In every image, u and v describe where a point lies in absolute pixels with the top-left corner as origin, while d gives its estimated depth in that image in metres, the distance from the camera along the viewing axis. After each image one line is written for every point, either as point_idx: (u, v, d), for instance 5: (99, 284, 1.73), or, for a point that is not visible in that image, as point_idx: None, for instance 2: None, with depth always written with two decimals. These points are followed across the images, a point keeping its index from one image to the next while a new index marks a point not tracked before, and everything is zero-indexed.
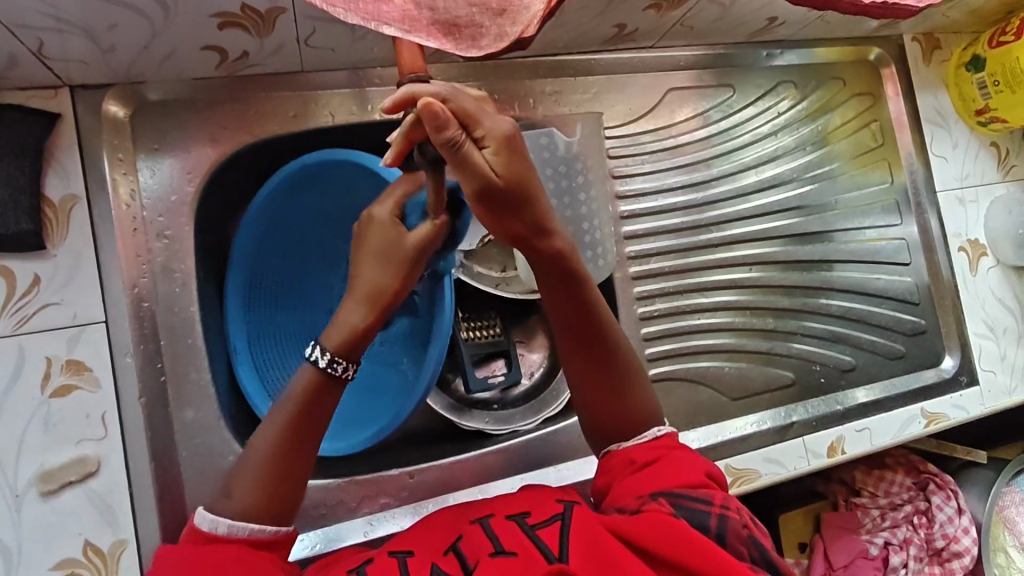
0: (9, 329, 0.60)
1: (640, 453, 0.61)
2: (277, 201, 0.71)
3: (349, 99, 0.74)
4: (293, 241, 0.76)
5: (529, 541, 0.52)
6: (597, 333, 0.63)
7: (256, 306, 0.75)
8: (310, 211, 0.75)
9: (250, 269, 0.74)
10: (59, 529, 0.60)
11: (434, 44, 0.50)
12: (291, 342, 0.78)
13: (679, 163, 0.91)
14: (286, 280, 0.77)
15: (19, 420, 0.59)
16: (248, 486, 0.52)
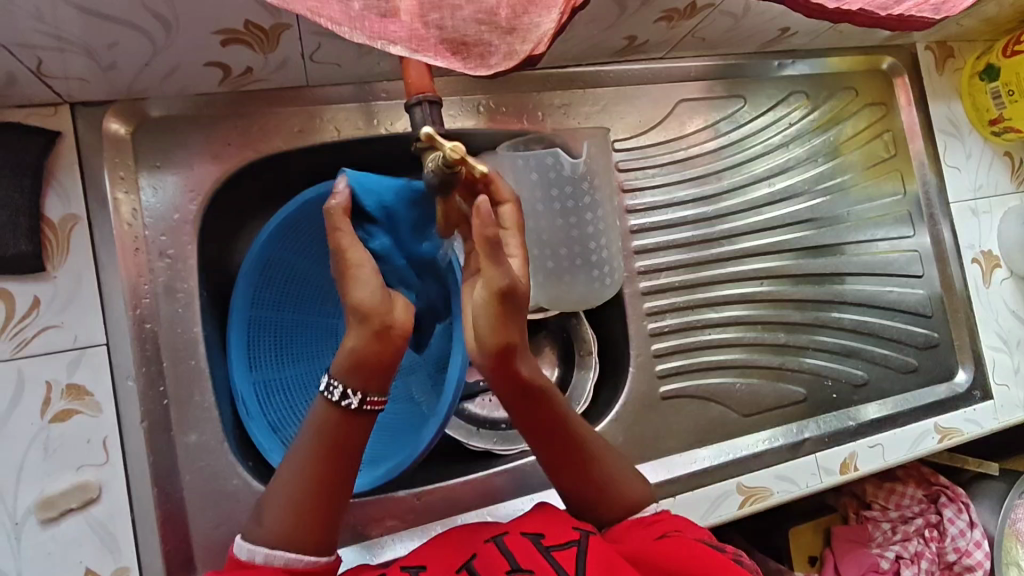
0: (9, 353, 0.58)
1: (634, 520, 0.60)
2: (276, 246, 0.70)
3: (354, 113, 0.73)
4: (291, 288, 0.75)
5: (544, 561, 0.52)
6: (569, 442, 0.60)
7: (260, 360, 0.73)
8: (304, 254, 0.74)
9: (251, 320, 0.71)
10: (59, 557, 0.58)
11: (443, 63, 0.49)
12: (301, 394, 0.76)
13: (689, 175, 0.90)
14: (288, 329, 0.76)
15: (19, 446, 0.58)
16: (279, 516, 0.51)
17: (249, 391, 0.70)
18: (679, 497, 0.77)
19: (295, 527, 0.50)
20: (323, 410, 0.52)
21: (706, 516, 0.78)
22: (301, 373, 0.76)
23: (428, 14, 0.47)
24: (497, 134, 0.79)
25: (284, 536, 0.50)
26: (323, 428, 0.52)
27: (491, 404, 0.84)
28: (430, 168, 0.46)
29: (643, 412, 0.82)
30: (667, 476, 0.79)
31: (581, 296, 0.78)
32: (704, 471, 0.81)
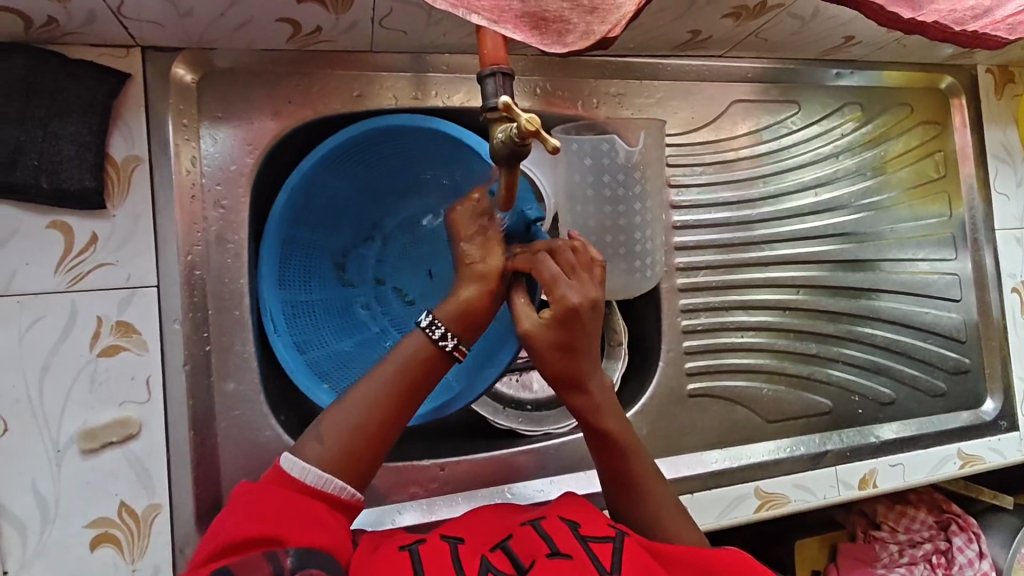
0: (63, 286, 0.60)
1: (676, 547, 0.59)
2: (327, 171, 0.72)
3: (414, 83, 0.74)
4: (326, 218, 0.76)
5: (582, 548, 0.53)
6: (627, 471, 0.62)
7: (288, 281, 0.72)
8: (345, 186, 0.75)
9: (286, 240, 0.71)
10: (96, 488, 0.60)
11: (520, 37, 0.49)
12: (325, 317, 0.76)
13: (735, 178, 0.90)
14: (317, 261, 0.76)
15: (67, 375, 0.60)
16: (342, 437, 0.54)
17: (278, 309, 0.70)
18: (697, 494, 0.78)
19: (347, 456, 0.54)
20: (417, 344, 0.57)
21: (721, 516, 0.78)
22: (327, 297, 0.77)
23: None
24: (551, 117, 0.79)
25: (334, 457, 0.53)
26: (410, 370, 0.57)
27: (519, 385, 0.84)
28: (499, 140, 0.47)
29: (669, 407, 0.82)
30: (687, 472, 0.80)
31: (619, 285, 0.78)
32: (722, 472, 0.81)
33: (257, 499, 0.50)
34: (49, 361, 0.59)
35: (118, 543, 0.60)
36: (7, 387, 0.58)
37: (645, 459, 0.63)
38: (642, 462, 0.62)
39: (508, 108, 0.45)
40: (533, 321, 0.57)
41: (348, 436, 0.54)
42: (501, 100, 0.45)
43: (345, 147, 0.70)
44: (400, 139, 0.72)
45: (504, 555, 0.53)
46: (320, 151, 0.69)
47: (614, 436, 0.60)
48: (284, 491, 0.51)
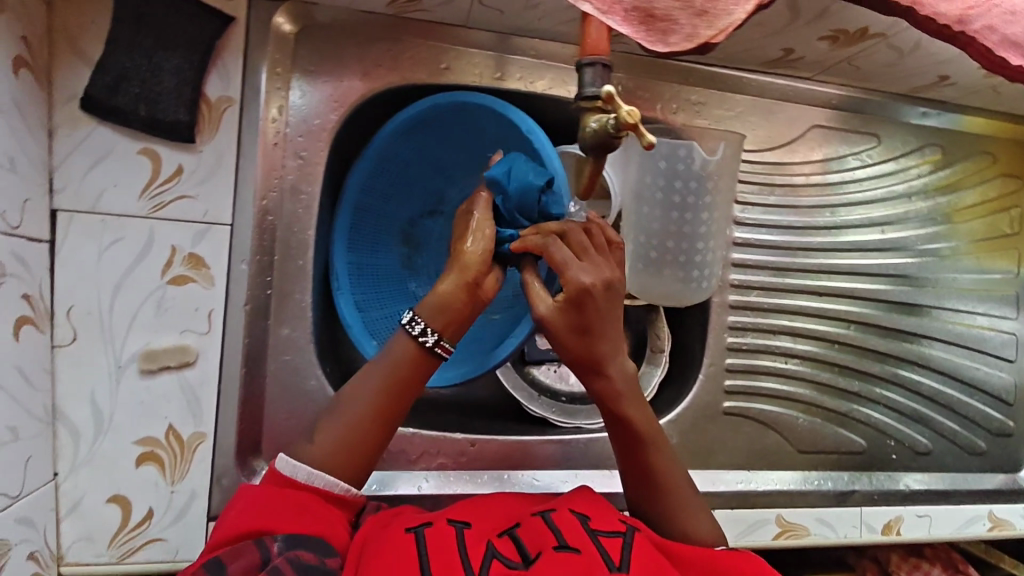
0: (145, 212, 0.62)
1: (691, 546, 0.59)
2: (399, 141, 0.74)
3: (501, 64, 0.75)
4: (397, 185, 0.78)
5: (591, 542, 0.53)
6: (645, 462, 0.62)
7: (357, 243, 0.76)
8: (418, 155, 0.77)
9: (356, 204, 0.75)
10: (148, 409, 0.62)
11: (628, 31, 0.48)
12: (387, 282, 0.79)
13: (804, 203, 0.88)
14: (386, 226, 0.79)
15: (137, 297, 0.62)
16: (331, 437, 0.56)
17: (344, 270, 0.74)
18: (719, 511, 0.77)
19: (335, 455, 0.55)
20: (401, 344, 0.58)
21: (741, 537, 0.77)
22: (392, 263, 0.80)
23: None
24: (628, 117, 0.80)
25: (324, 457, 0.55)
26: (396, 370, 0.57)
27: (556, 376, 0.84)
28: (593, 129, 0.47)
29: (703, 422, 0.82)
30: (712, 488, 0.80)
31: (673, 291, 0.77)
32: (746, 493, 0.80)
33: (256, 496, 0.52)
34: (122, 281, 0.62)
35: (160, 464, 0.62)
36: (82, 299, 0.60)
37: (665, 449, 0.63)
38: (660, 453, 0.62)
39: (611, 97, 0.45)
40: (549, 304, 0.58)
41: (337, 434, 0.56)
42: (606, 90, 0.45)
43: (421, 118, 0.72)
44: (470, 115, 0.73)
45: (511, 540, 0.54)
46: (392, 124, 0.71)
47: (635, 424, 0.61)
48: (278, 487, 0.53)
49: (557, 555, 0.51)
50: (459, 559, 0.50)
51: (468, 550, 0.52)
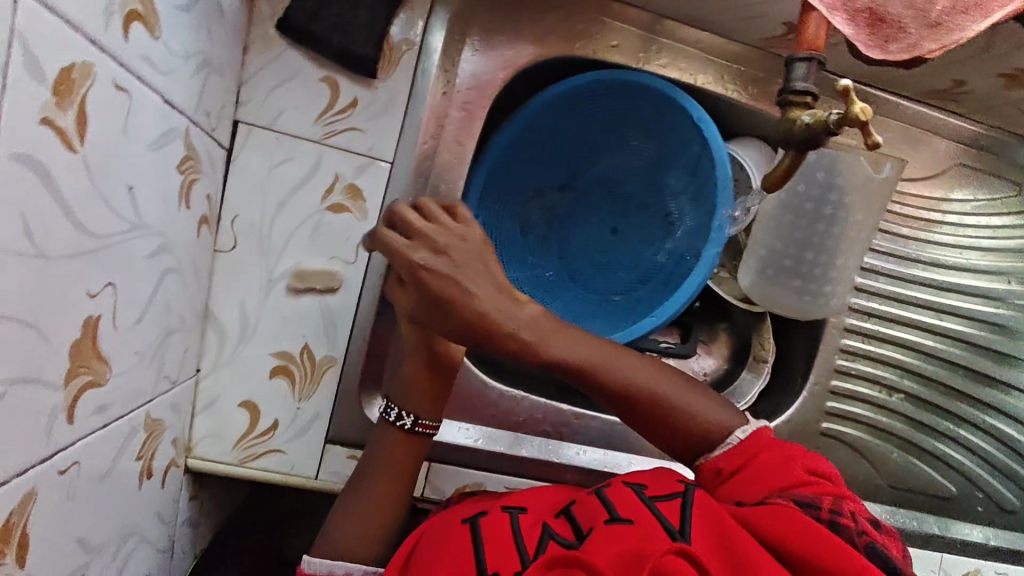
0: (317, 136, 0.64)
1: (725, 461, 0.57)
2: (551, 109, 0.74)
3: (668, 51, 0.75)
4: (536, 152, 0.78)
5: (645, 510, 0.51)
6: (690, 429, 0.58)
7: (489, 202, 0.77)
8: (562, 126, 0.77)
9: (497, 163, 0.75)
10: (289, 324, 0.65)
11: (858, 38, 0.49)
12: (510, 247, 0.79)
13: (936, 239, 0.87)
14: (515, 191, 0.79)
15: (297, 217, 0.64)
16: (353, 522, 0.60)
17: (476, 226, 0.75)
18: None
19: (359, 535, 0.60)
20: (393, 437, 0.63)
21: None
22: (514, 229, 0.80)
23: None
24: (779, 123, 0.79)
25: (349, 535, 0.59)
26: (393, 456, 0.63)
27: None
28: (805, 124, 0.47)
29: (798, 438, 0.82)
30: None
31: (797, 305, 0.75)
32: None
33: None
34: (286, 199, 0.64)
35: (291, 379, 0.65)
36: (248, 210, 0.63)
37: (629, 355, 0.58)
38: (693, 402, 0.58)
39: (844, 93, 0.44)
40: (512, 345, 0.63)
41: (355, 518, 0.60)
42: (841, 83, 0.44)
43: (579, 90, 0.72)
44: (632, 95, 0.73)
45: (568, 520, 0.53)
46: (553, 91, 0.71)
47: (646, 398, 0.57)
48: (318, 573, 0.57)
49: (607, 529, 0.49)
50: (518, 546, 0.50)
51: (525, 536, 0.51)
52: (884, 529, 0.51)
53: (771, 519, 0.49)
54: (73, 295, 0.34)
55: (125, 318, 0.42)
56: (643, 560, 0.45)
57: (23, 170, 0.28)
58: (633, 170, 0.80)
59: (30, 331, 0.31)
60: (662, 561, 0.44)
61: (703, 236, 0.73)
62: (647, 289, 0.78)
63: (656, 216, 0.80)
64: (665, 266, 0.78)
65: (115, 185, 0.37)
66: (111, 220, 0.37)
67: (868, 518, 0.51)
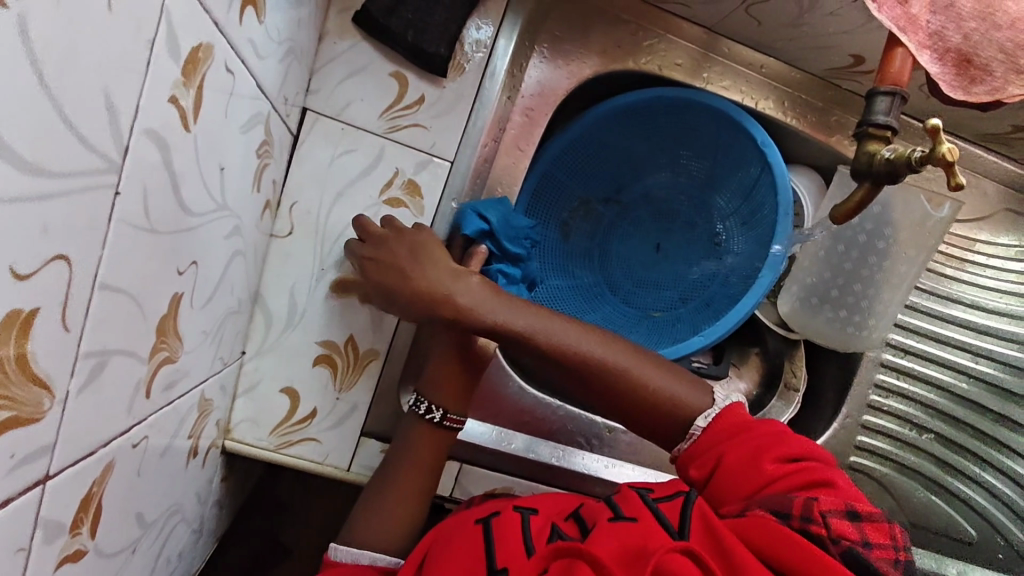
0: (382, 130, 0.64)
1: (698, 465, 0.55)
2: (605, 122, 0.74)
3: (731, 73, 0.74)
4: (584, 164, 0.78)
5: (649, 510, 0.49)
6: (659, 414, 0.59)
7: (536, 209, 0.77)
8: (612, 141, 0.77)
9: (547, 171, 0.75)
10: (337, 315, 0.65)
11: (943, 78, 0.52)
12: (552, 256, 0.80)
13: (979, 282, 0.86)
14: (562, 202, 0.79)
15: (354, 208, 0.64)
16: (383, 520, 0.60)
17: None
18: None
19: (389, 531, 0.59)
20: (422, 437, 0.63)
21: None
22: (557, 239, 0.80)
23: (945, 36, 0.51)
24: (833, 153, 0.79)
25: (380, 532, 0.59)
26: (423, 453, 0.62)
27: None
28: (885, 158, 0.48)
29: None
30: None
31: (839, 335, 0.74)
32: None
33: None
34: (345, 189, 0.64)
35: (332, 368, 0.65)
36: (306, 197, 0.63)
37: (597, 336, 0.60)
38: (656, 383, 0.59)
39: (933, 132, 0.43)
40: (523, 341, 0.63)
41: (384, 514, 0.60)
42: (932, 122, 0.43)
43: (633, 107, 0.73)
44: (688, 113, 0.73)
45: (576, 521, 0.52)
46: (608, 104, 0.72)
47: (600, 374, 0.58)
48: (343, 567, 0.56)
49: (611, 525, 0.48)
50: (524, 546, 0.48)
51: (533, 537, 0.50)
52: (864, 516, 0.47)
53: (739, 532, 0.47)
54: (166, 270, 0.34)
55: (198, 296, 0.42)
56: (644, 557, 0.44)
57: (147, 145, 0.28)
58: (682, 187, 0.79)
59: (132, 303, 0.31)
60: (665, 558, 0.42)
61: (756, 260, 0.72)
62: (692, 310, 0.77)
63: (702, 236, 0.79)
64: (710, 287, 0.77)
65: (210, 165, 0.38)
66: (202, 198, 0.37)
67: (845, 511, 0.47)
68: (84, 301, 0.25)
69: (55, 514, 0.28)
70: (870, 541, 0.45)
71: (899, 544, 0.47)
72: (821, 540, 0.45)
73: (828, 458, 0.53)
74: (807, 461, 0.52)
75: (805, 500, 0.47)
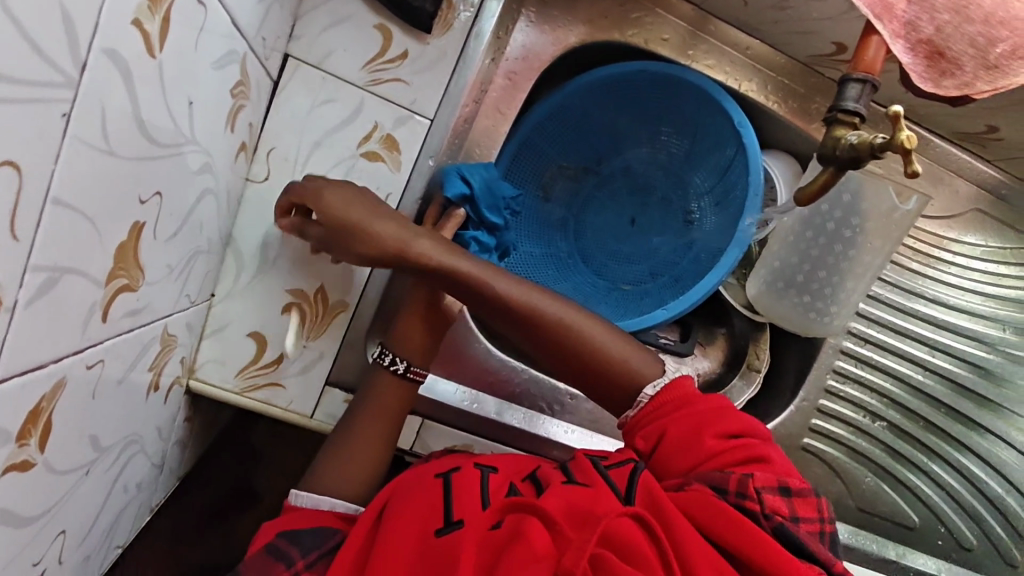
0: (363, 83, 0.64)
1: (644, 437, 0.57)
2: (588, 93, 0.75)
3: (715, 52, 0.75)
4: (567, 133, 0.78)
5: (601, 477, 0.51)
6: (603, 370, 0.61)
7: (514, 175, 0.78)
8: (596, 113, 0.77)
9: (527, 138, 0.76)
10: (307, 264, 0.65)
11: (916, 69, 0.53)
12: (529, 223, 0.81)
13: (943, 278, 0.88)
14: (541, 170, 0.80)
15: (330, 159, 0.64)
16: (339, 473, 0.61)
17: None
18: None
19: (346, 483, 0.61)
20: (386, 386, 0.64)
21: None
22: (536, 207, 0.81)
23: (921, 27, 0.52)
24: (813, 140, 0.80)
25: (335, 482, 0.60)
26: (385, 403, 0.64)
27: None
28: (850, 143, 0.49)
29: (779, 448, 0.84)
30: None
31: (800, 320, 0.76)
32: None
33: (271, 527, 0.56)
34: (322, 139, 0.64)
35: (301, 317, 0.66)
36: (283, 143, 0.63)
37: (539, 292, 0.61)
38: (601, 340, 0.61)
39: (894, 119, 0.44)
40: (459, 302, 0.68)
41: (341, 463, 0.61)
42: (893, 109, 0.44)
43: (618, 78, 0.73)
44: (671, 89, 0.74)
45: (531, 486, 0.53)
46: (591, 74, 0.72)
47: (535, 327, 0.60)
48: (300, 514, 0.57)
49: (565, 488, 0.49)
50: (481, 499, 0.50)
51: (492, 494, 0.51)
52: (794, 491, 0.50)
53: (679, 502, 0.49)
54: (127, 196, 0.35)
55: (163, 228, 0.43)
56: (593, 520, 0.45)
57: (106, 66, 0.28)
58: (663, 163, 0.80)
59: (87, 223, 0.31)
60: (614, 523, 0.44)
61: (727, 237, 0.73)
62: (660, 287, 0.78)
63: (676, 212, 0.80)
64: (680, 263, 0.78)
65: (178, 98, 0.38)
66: (168, 129, 0.38)
67: (779, 488, 0.49)
68: (36, 212, 0.26)
69: (1, 422, 0.29)
70: (797, 515, 0.48)
71: (822, 514, 0.50)
72: (754, 515, 0.47)
73: (766, 434, 0.56)
74: (744, 438, 0.54)
75: (742, 478, 0.49)
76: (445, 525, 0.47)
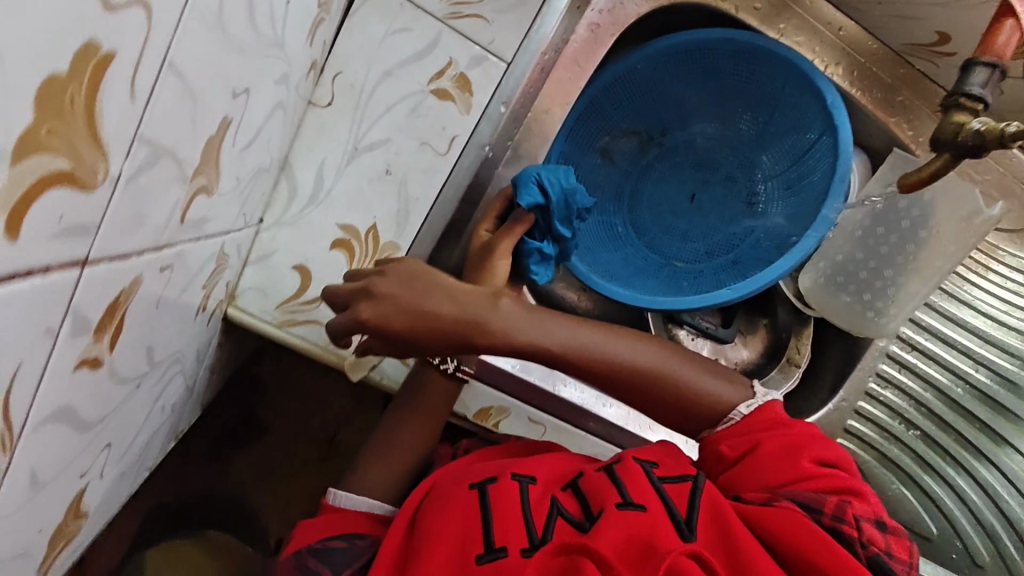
0: (443, 14, 0.60)
1: (731, 445, 0.55)
2: (663, 60, 0.71)
3: (806, 27, 0.71)
4: (636, 100, 0.75)
5: (655, 498, 0.47)
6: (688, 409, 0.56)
7: (576, 135, 0.75)
8: (669, 82, 0.74)
9: (595, 97, 0.72)
10: (363, 200, 0.62)
11: None
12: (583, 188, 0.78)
13: (1002, 294, 0.85)
14: (603, 135, 0.76)
15: (399, 92, 0.61)
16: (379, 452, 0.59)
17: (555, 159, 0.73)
18: None
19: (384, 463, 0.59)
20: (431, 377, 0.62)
21: None
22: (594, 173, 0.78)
23: None
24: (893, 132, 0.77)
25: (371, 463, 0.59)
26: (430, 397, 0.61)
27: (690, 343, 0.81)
28: (971, 130, 0.46)
29: None
30: None
31: (851, 318, 0.73)
32: None
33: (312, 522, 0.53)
34: (393, 69, 0.60)
35: (350, 254, 0.62)
36: (352, 69, 0.59)
37: (600, 330, 0.56)
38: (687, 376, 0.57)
39: None
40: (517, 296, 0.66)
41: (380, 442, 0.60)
42: None
43: (699, 46, 0.69)
44: (755, 64, 0.70)
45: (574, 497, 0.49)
46: (673, 38, 0.69)
47: (618, 364, 0.55)
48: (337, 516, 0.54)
49: (619, 514, 0.45)
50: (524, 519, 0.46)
51: (533, 511, 0.47)
52: (890, 529, 0.48)
53: (770, 517, 0.47)
54: (224, 88, 0.32)
55: (242, 134, 0.39)
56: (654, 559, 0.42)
57: None
58: (732, 140, 0.77)
59: (190, 107, 0.28)
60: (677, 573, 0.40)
61: (801, 226, 0.70)
62: (715, 273, 0.76)
63: (739, 193, 0.77)
64: (738, 247, 0.76)
65: None
66: (266, 20, 0.34)
67: (875, 520, 0.48)
68: (154, 72, 0.23)
69: (85, 309, 0.26)
70: (893, 552, 0.47)
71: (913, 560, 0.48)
72: (850, 540, 0.46)
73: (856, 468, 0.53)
74: (841, 469, 0.52)
75: (840, 503, 0.48)
76: (487, 551, 0.44)
